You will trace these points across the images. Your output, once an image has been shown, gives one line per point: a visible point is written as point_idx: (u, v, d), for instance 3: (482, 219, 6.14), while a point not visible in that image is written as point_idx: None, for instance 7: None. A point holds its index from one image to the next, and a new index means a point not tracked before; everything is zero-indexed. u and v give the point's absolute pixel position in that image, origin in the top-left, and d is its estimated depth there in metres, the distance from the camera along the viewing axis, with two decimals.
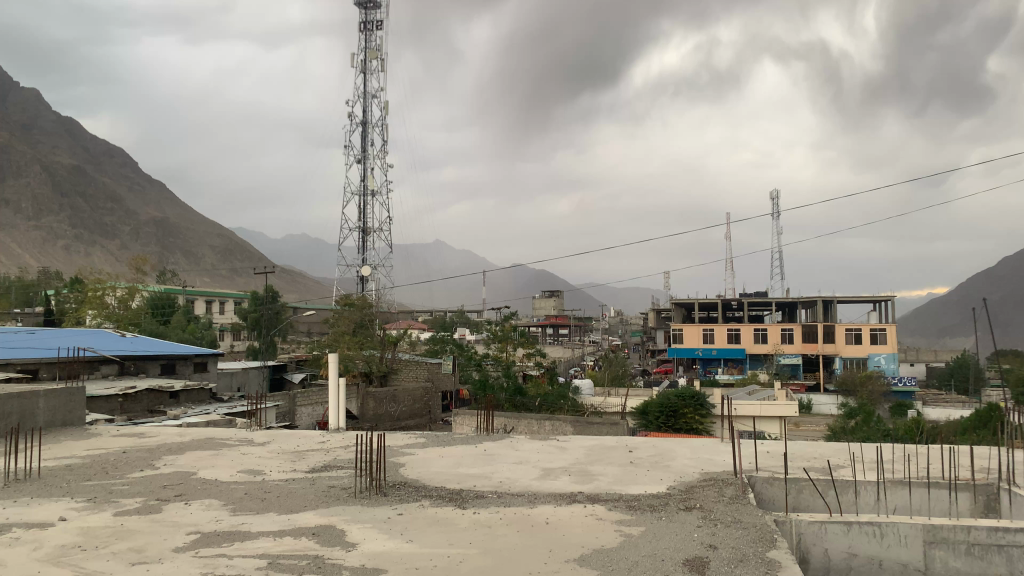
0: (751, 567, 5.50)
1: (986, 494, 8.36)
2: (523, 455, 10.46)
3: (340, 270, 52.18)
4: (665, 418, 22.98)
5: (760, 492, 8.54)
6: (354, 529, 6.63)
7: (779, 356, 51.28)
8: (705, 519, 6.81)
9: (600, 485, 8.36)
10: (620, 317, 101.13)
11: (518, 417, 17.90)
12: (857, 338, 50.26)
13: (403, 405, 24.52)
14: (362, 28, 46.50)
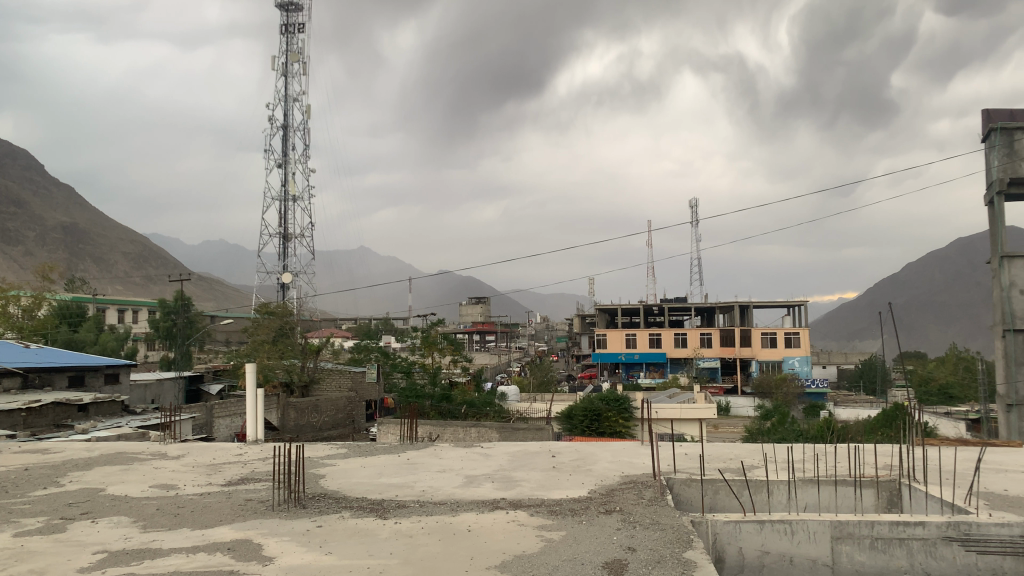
0: (668, 567, 5.63)
1: (889, 490, 8.78)
2: (447, 463, 10.43)
3: (259, 277, 50.91)
4: (589, 422, 23.27)
5: (678, 493, 8.75)
6: (270, 542, 6.48)
7: (699, 360, 52.55)
8: (624, 522, 6.93)
9: (522, 490, 8.40)
10: (545, 323, 101.85)
11: (444, 424, 17.82)
12: (772, 342, 51.86)
13: (325, 415, 24.13)
14: (283, 30, 45.67)
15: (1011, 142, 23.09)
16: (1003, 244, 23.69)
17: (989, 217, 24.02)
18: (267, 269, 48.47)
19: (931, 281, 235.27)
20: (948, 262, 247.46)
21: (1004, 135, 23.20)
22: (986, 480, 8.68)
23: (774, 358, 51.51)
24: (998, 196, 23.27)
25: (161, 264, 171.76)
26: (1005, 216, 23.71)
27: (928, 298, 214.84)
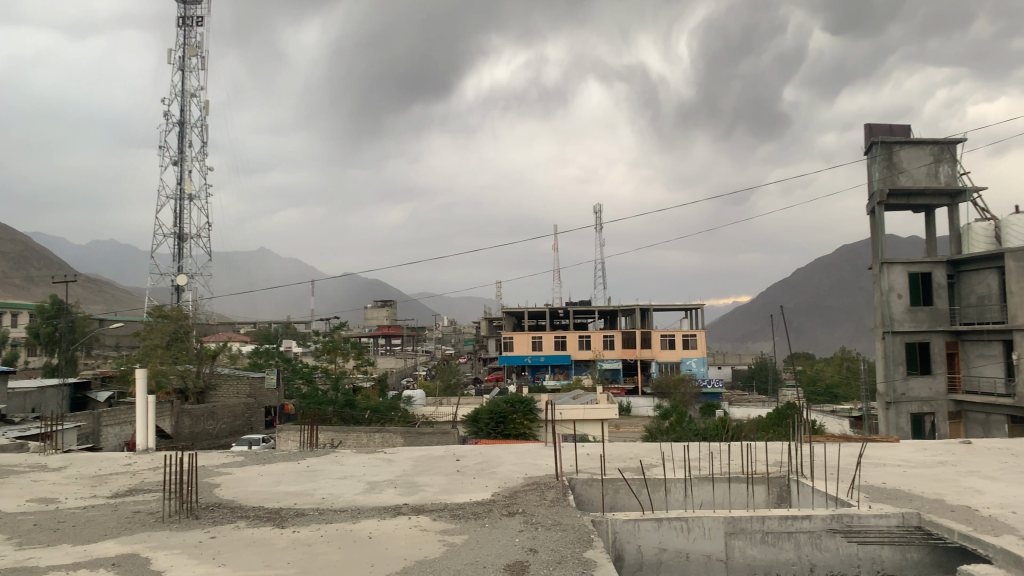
0: (568, 567, 5.69)
1: (779, 486, 9.18)
2: (349, 469, 10.24)
3: (152, 279, 48.70)
4: (494, 424, 23.26)
5: (580, 494, 8.90)
6: (160, 556, 6.20)
7: (602, 362, 53.60)
8: (526, 524, 6.97)
9: (425, 495, 8.32)
10: (451, 326, 101.59)
11: (346, 429, 17.48)
12: (671, 344, 53.38)
13: (222, 422, 23.33)
14: (180, 23, 43.96)
15: (889, 156, 24.56)
16: (882, 251, 25.14)
17: (870, 226, 25.43)
18: (160, 270, 46.41)
19: (818, 285, 247.68)
20: (834, 267, 261.09)
21: (884, 148, 24.65)
22: (865, 474, 9.18)
23: (673, 359, 52.99)
24: (877, 206, 24.63)
25: (44, 264, 162.22)
26: (885, 224, 25.16)
27: (816, 301, 225.90)
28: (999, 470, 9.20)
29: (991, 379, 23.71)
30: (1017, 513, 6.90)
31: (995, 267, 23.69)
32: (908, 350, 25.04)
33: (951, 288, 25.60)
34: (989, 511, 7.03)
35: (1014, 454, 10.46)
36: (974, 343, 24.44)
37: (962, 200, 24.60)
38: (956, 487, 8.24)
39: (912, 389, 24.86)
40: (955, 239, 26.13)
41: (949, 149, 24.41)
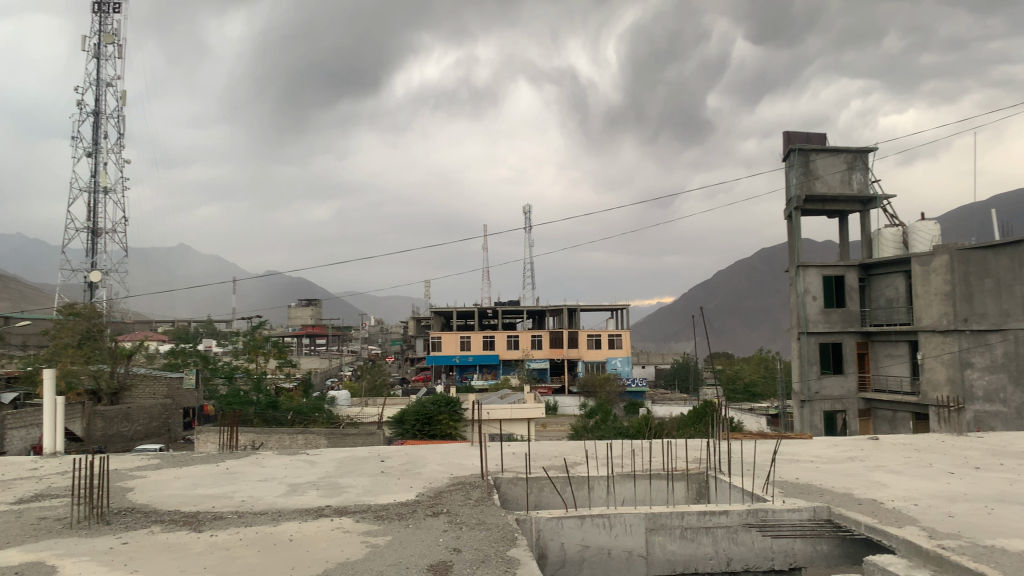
0: (491, 566, 5.69)
1: (698, 482, 9.44)
2: (269, 471, 10.02)
3: (62, 275, 46.65)
4: (421, 425, 23.17)
5: (505, 492, 8.94)
6: (67, 563, 5.96)
7: (529, 361, 53.95)
8: (450, 524, 6.95)
9: (348, 497, 8.21)
10: (378, 326, 100.61)
11: (268, 431, 17.10)
12: (597, 343, 53.93)
13: (137, 424, 22.55)
14: (96, 8, 42.19)
15: (807, 162, 25.41)
16: (798, 254, 26.03)
17: (788, 230, 26.31)
18: (72, 266, 44.48)
19: (739, 287, 254.96)
20: (753, 269, 269.05)
21: (801, 155, 25.54)
22: (780, 470, 9.49)
23: (599, 358, 53.62)
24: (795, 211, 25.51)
25: None
26: (801, 228, 26.06)
27: (736, 302, 232.39)
28: (903, 465, 9.64)
29: (898, 378, 24.84)
30: (918, 505, 7.25)
31: (903, 271, 24.84)
32: (821, 350, 26.01)
33: (862, 291, 26.73)
34: (893, 504, 7.36)
35: (917, 449, 10.99)
36: (882, 343, 25.56)
37: (873, 207, 25.75)
38: (865, 481, 8.61)
39: (825, 388, 25.82)
40: (866, 244, 27.33)
41: (862, 158, 25.52)
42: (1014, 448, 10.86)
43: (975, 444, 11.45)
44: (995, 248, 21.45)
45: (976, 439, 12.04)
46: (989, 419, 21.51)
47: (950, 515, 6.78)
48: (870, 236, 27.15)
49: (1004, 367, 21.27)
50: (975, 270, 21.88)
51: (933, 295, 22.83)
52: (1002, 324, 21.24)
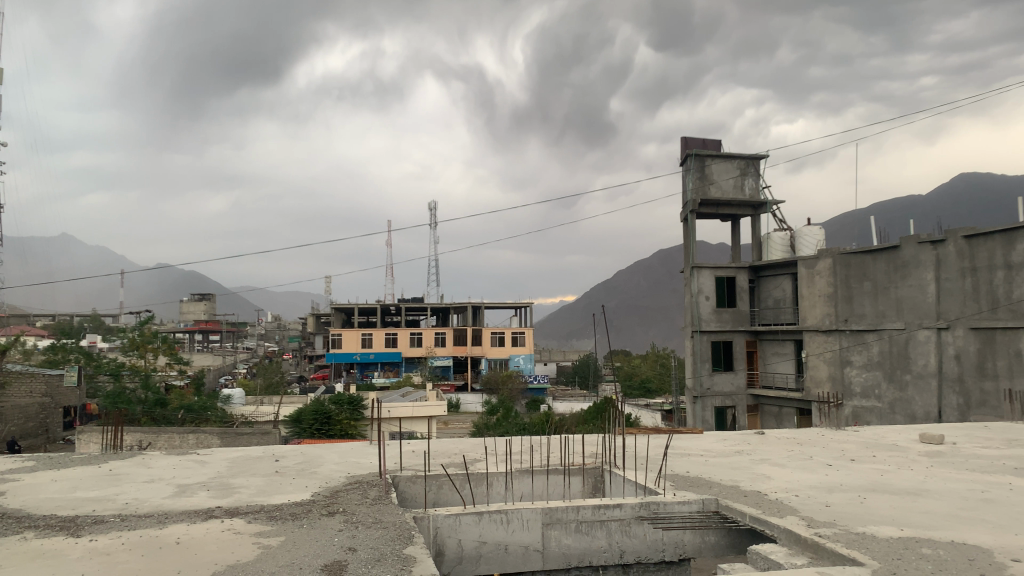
0: (387, 565, 5.64)
1: (594, 477, 9.66)
2: (156, 473, 9.60)
3: None
4: (319, 424, 22.70)
5: (403, 491, 8.88)
6: None
7: (432, 359, 53.61)
8: (346, 523, 6.85)
9: (241, 497, 7.98)
10: (275, 321, 98.12)
11: (156, 430, 16.40)
12: (500, 341, 54.56)
13: (12, 426, 21.38)
14: None
15: (702, 167, 26.29)
16: (693, 255, 26.90)
17: (684, 232, 27.15)
18: None
19: (638, 286, 261.56)
20: (652, 270, 276.52)
21: (697, 160, 26.38)
22: (672, 464, 9.80)
23: (502, 356, 54.33)
24: (691, 214, 26.33)
25: None
26: (696, 231, 26.96)
27: (635, 301, 238.27)
28: (786, 458, 10.12)
29: (784, 375, 26.13)
30: (798, 496, 7.63)
31: (789, 274, 26.11)
32: (714, 348, 26.98)
33: (752, 291, 27.94)
34: (776, 495, 7.71)
35: (798, 443, 11.59)
36: (770, 342, 26.81)
37: (764, 211, 26.90)
38: (750, 474, 8.99)
39: (716, 384, 26.82)
40: (756, 247, 28.56)
41: (754, 164, 26.60)
42: (885, 441, 11.62)
43: (851, 437, 12.16)
44: (873, 252, 22.67)
45: (852, 432, 12.81)
46: (866, 414, 22.76)
47: (828, 505, 7.17)
48: (761, 239, 28.38)
49: (879, 365, 22.27)
50: (855, 273, 23.21)
51: (818, 296, 24.34)
52: (877, 324, 22.37)
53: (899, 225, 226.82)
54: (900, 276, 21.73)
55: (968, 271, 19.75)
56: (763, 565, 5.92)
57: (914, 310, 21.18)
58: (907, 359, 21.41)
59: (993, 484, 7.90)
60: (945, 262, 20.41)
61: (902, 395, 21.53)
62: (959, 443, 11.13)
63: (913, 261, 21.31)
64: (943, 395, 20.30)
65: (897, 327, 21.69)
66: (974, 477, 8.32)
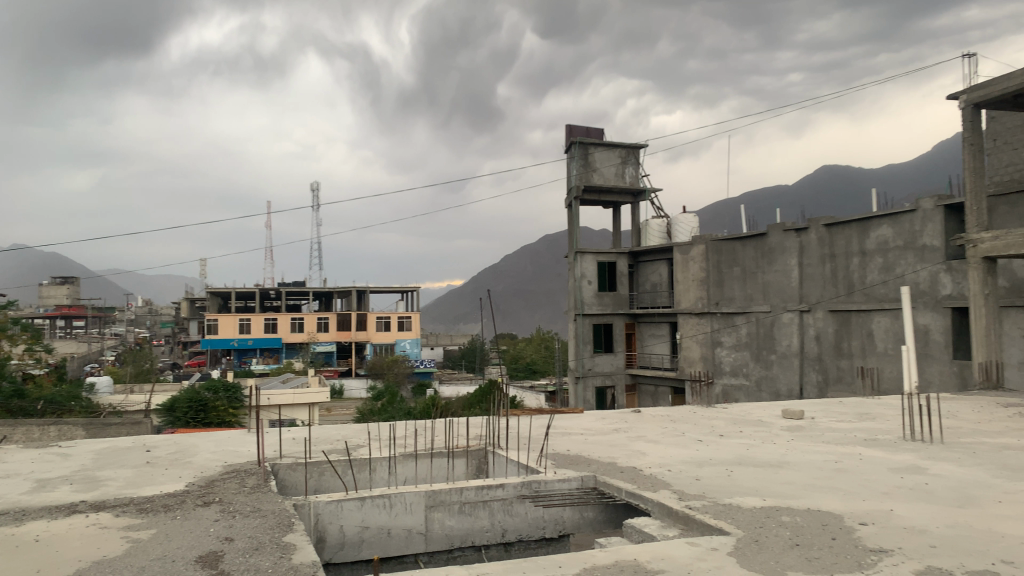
0: (266, 553, 5.53)
1: (477, 459, 9.78)
2: (13, 468, 8.97)
3: None
4: (194, 413, 21.79)
5: (283, 479, 8.69)
6: None
7: (314, 344, 52.44)
8: (222, 512, 6.66)
9: (108, 491, 7.59)
10: (146, 305, 93.28)
11: (12, 423, 15.33)
12: (386, 326, 54.02)
13: None
14: None
15: (586, 156, 26.85)
16: (576, 241, 27.41)
17: (567, 218, 27.67)
18: None
19: (523, 271, 264.54)
20: (537, 255, 280.48)
21: (581, 148, 26.90)
22: (553, 443, 10.05)
23: (387, 340, 53.84)
24: (575, 201, 26.86)
25: None
26: (579, 216, 27.51)
27: (520, 285, 240.79)
28: (660, 435, 10.56)
29: (660, 355, 27.19)
30: (670, 470, 8.00)
31: (666, 259, 27.14)
32: (595, 330, 27.69)
33: (631, 276, 28.87)
34: (649, 470, 8.06)
35: (672, 420, 12.12)
36: (648, 324, 27.81)
37: (643, 199, 27.80)
38: (627, 450, 9.35)
39: (597, 365, 27.51)
40: (635, 233, 29.48)
41: (634, 153, 27.44)
42: (752, 417, 12.30)
43: (721, 414, 12.81)
44: (742, 239, 23.85)
45: (722, 409, 13.49)
46: (735, 392, 24.02)
47: (697, 478, 7.55)
48: (640, 226, 29.32)
49: (747, 346, 23.56)
50: (726, 259, 24.38)
51: (691, 280, 25.41)
52: (746, 307, 23.60)
53: (768, 214, 239.48)
54: (767, 261, 22.97)
55: (827, 257, 21.08)
56: (638, 538, 6.19)
57: (779, 294, 22.48)
58: (772, 340, 22.72)
59: (845, 454, 8.53)
60: (807, 249, 21.72)
61: (767, 373, 22.86)
62: (817, 418, 11.91)
63: (779, 248, 22.57)
64: (804, 373, 21.68)
65: (764, 309, 22.98)
66: (829, 449, 8.96)
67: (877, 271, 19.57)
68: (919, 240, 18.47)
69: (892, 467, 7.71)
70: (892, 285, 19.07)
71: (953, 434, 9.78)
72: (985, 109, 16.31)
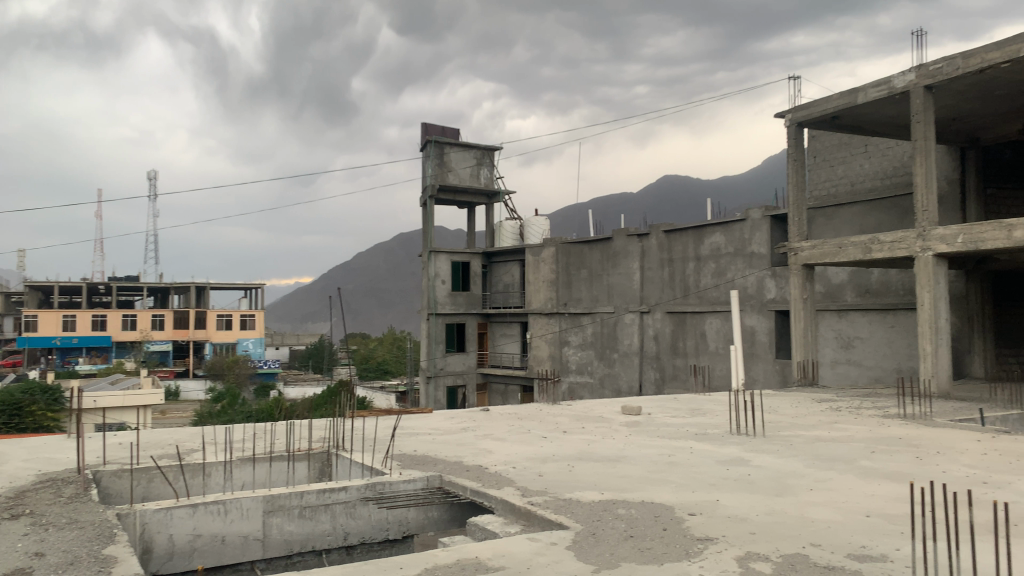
0: (81, 568, 5.13)
1: (320, 462, 9.52)
2: None
3: None
4: (8, 417, 19.96)
5: (106, 487, 8.10)
6: None
7: (148, 344, 49.18)
8: (33, 526, 6.11)
9: None
10: None
11: None
12: (227, 324, 51.72)
13: None
14: None
15: (441, 155, 26.81)
16: (429, 240, 27.29)
17: (422, 217, 27.54)
18: None
19: (375, 270, 260.94)
20: (390, 253, 277.59)
21: (436, 147, 26.84)
22: (399, 444, 9.95)
23: (228, 339, 51.53)
24: (429, 200, 26.78)
25: None
26: (433, 215, 27.45)
27: (371, 282, 237.55)
28: (506, 432, 10.72)
29: (510, 355, 27.65)
30: (515, 467, 8.13)
31: (517, 260, 27.65)
32: (446, 330, 27.72)
33: (483, 276, 29.13)
34: (494, 469, 8.14)
35: (518, 417, 12.34)
36: (499, 324, 28.20)
37: (497, 200, 28.18)
38: (473, 449, 9.42)
39: (449, 364, 27.49)
40: (488, 235, 29.80)
41: (488, 155, 27.76)
42: (593, 413, 12.73)
43: (564, 411, 13.17)
44: (589, 243, 24.62)
45: (565, 406, 13.86)
46: (580, 389, 24.78)
47: (540, 475, 7.71)
48: (493, 228, 29.68)
49: (592, 345, 24.38)
50: (574, 261, 25.12)
51: (541, 282, 26.00)
52: (592, 308, 24.41)
53: (614, 219, 249.56)
54: (612, 264, 23.86)
55: (666, 262, 22.16)
56: (480, 536, 6.23)
57: (623, 296, 23.41)
58: (615, 339, 23.63)
59: (678, 448, 8.99)
60: (648, 253, 22.76)
61: (610, 371, 23.74)
62: (653, 413, 12.53)
63: (623, 252, 23.49)
64: (643, 371, 22.70)
65: (608, 310, 23.85)
66: (664, 443, 9.41)
67: (710, 276, 20.78)
68: (748, 247, 19.75)
69: (719, 459, 8.21)
70: (724, 288, 20.34)
71: (773, 427, 10.54)
72: (807, 127, 17.69)
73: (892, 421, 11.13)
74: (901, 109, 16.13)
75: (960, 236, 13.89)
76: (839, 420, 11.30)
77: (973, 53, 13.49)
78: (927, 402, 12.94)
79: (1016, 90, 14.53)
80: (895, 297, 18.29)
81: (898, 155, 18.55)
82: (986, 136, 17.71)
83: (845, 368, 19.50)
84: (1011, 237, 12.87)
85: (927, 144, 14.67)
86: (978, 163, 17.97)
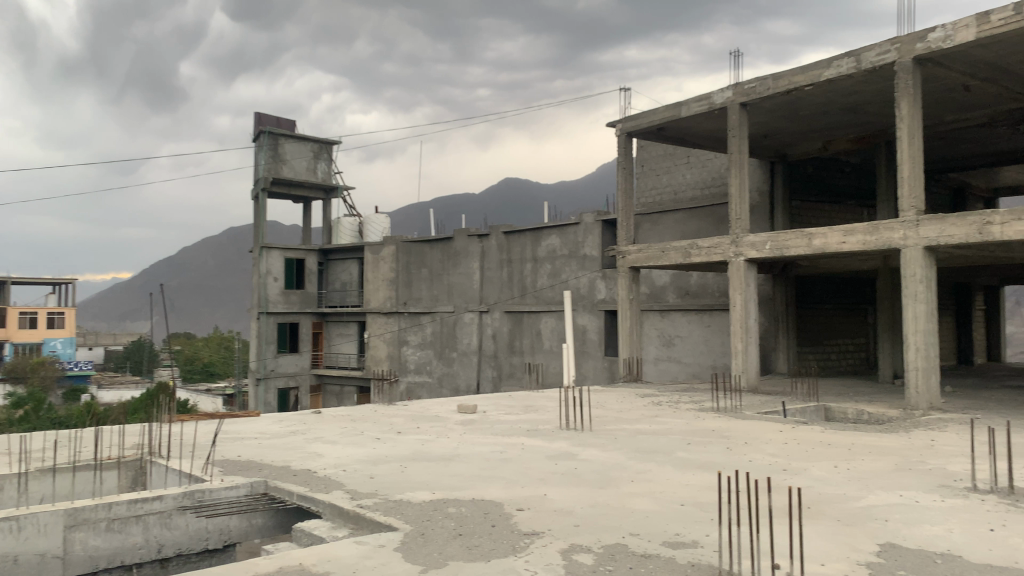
0: None
1: (133, 470, 8.89)
2: None
3: None
4: None
5: None
6: None
7: None
8: None
9: None
10: None
11: None
12: (32, 323, 47.33)
13: None
14: None
15: (275, 146, 25.82)
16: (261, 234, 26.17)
17: (254, 210, 26.42)
18: None
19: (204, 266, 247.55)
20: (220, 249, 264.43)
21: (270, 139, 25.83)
22: (223, 449, 9.48)
23: (33, 339, 47.24)
24: (262, 193, 25.72)
25: None
26: (266, 209, 26.39)
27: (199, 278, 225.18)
28: (338, 435, 10.48)
29: (346, 355, 27.11)
30: (345, 470, 7.96)
31: (356, 258, 27.20)
32: (279, 330, 26.68)
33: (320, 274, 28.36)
34: (323, 472, 7.93)
35: (352, 419, 12.09)
36: (335, 323, 27.56)
37: (334, 196, 27.58)
38: (302, 453, 9.13)
39: (280, 365, 26.47)
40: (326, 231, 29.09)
41: (325, 149, 27.11)
42: (429, 413, 12.71)
43: (400, 411, 13.06)
44: (429, 242, 24.59)
45: (401, 406, 13.74)
46: (418, 388, 24.66)
47: (371, 477, 7.59)
48: (330, 224, 29.00)
49: (431, 344, 24.35)
50: (414, 260, 25.02)
51: (380, 280, 25.67)
52: (432, 307, 24.39)
53: (454, 219, 250.91)
54: (451, 264, 23.96)
55: (505, 262, 22.54)
56: (306, 542, 6.05)
57: (462, 295, 23.57)
58: (454, 338, 23.73)
59: (510, 446, 9.15)
60: (488, 254, 23.05)
61: (448, 370, 23.81)
62: (488, 411, 12.68)
63: (463, 252, 23.64)
64: (481, 369, 22.94)
65: (447, 309, 23.92)
66: (496, 441, 9.55)
67: (546, 276, 21.34)
68: (581, 250, 20.46)
69: (548, 455, 8.43)
70: (558, 289, 20.96)
71: (600, 422, 10.98)
72: (635, 137, 18.57)
73: (708, 415, 11.87)
74: (719, 123, 17.29)
75: (769, 243, 15.05)
76: (661, 414, 11.94)
77: (781, 75, 14.66)
78: (739, 396, 13.95)
79: (817, 112, 15.96)
80: (712, 298, 19.55)
81: (716, 167, 19.86)
82: (792, 152, 19.33)
83: (667, 365, 20.60)
84: (811, 245, 14.09)
85: (741, 157, 15.80)
86: (785, 177, 19.59)
